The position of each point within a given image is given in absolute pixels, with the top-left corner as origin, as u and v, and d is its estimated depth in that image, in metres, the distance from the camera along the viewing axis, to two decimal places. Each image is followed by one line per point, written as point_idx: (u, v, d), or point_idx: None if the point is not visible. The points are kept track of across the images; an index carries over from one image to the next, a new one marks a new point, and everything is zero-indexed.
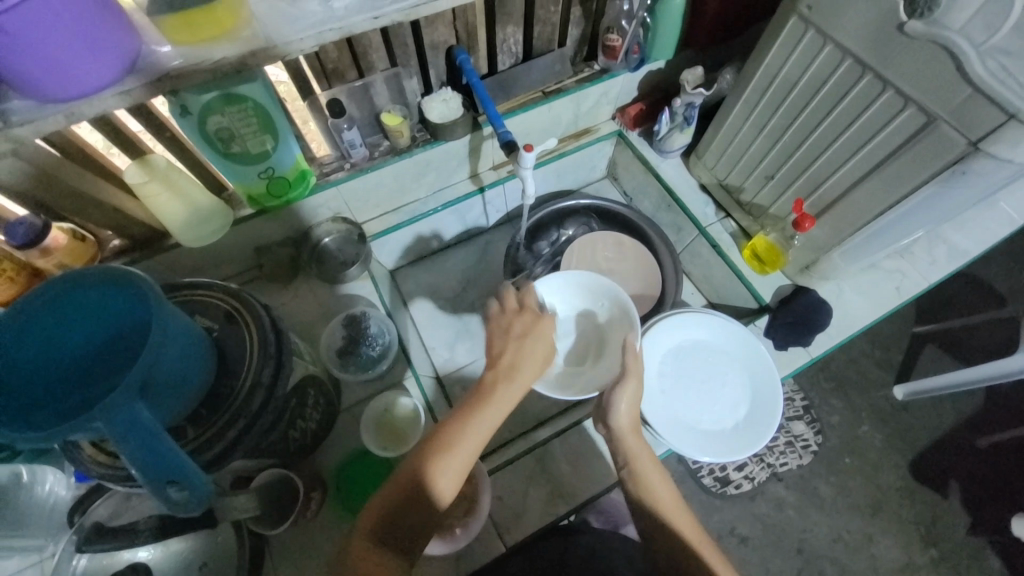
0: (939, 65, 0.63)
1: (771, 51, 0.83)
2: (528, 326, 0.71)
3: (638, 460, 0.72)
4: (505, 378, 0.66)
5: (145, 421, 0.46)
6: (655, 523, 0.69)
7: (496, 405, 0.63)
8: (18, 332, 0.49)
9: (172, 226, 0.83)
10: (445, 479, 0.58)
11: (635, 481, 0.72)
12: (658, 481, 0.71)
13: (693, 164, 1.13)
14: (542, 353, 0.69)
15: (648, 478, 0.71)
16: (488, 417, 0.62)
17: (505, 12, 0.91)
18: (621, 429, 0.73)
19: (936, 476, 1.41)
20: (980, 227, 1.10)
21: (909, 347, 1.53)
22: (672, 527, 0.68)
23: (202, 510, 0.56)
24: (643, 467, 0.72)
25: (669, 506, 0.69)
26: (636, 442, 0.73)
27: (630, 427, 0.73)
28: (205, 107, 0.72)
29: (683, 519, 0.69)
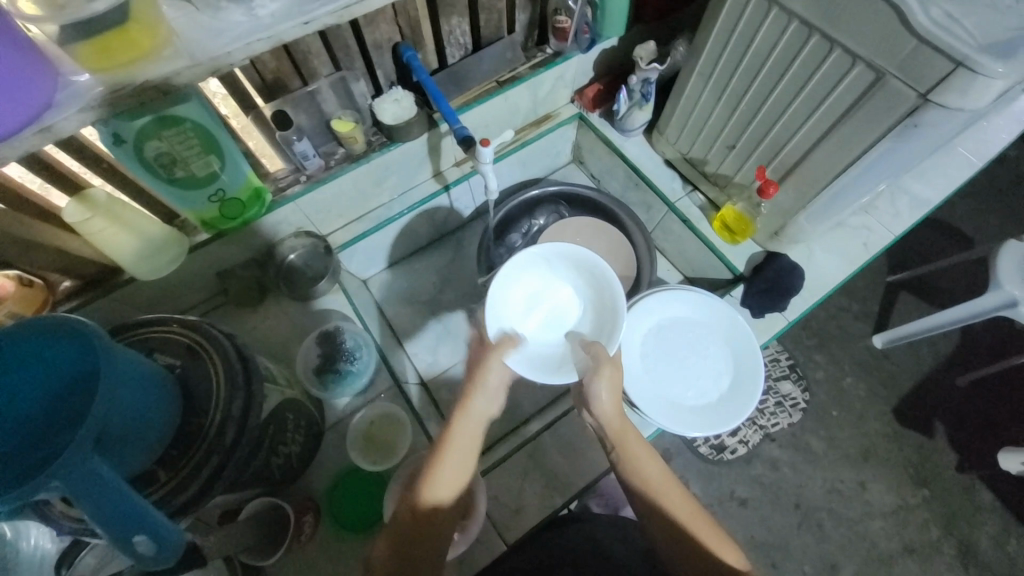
0: (884, 20, 0.63)
1: (719, 19, 0.81)
2: (477, 359, 0.73)
3: (628, 440, 0.72)
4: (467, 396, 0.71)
5: (105, 473, 0.44)
6: (639, 497, 0.70)
7: (462, 428, 0.70)
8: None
9: (123, 261, 0.79)
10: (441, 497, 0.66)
11: (626, 461, 0.71)
12: (648, 458, 0.71)
13: (656, 140, 1.12)
14: (493, 385, 0.71)
15: (637, 460, 0.71)
16: (459, 441, 0.69)
17: (447, 3, 0.88)
18: (606, 413, 0.72)
19: (920, 418, 1.45)
20: (939, 174, 1.11)
21: (884, 297, 1.57)
22: (661, 507, 0.68)
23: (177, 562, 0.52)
24: (632, 443, 0.72)
25: (660, 485, 0.70)
26: (622, 423, 0.72)
27: (615, 411, 0.72)
28: (140, 133, 0.69)
29: (674, 496, 0.69)
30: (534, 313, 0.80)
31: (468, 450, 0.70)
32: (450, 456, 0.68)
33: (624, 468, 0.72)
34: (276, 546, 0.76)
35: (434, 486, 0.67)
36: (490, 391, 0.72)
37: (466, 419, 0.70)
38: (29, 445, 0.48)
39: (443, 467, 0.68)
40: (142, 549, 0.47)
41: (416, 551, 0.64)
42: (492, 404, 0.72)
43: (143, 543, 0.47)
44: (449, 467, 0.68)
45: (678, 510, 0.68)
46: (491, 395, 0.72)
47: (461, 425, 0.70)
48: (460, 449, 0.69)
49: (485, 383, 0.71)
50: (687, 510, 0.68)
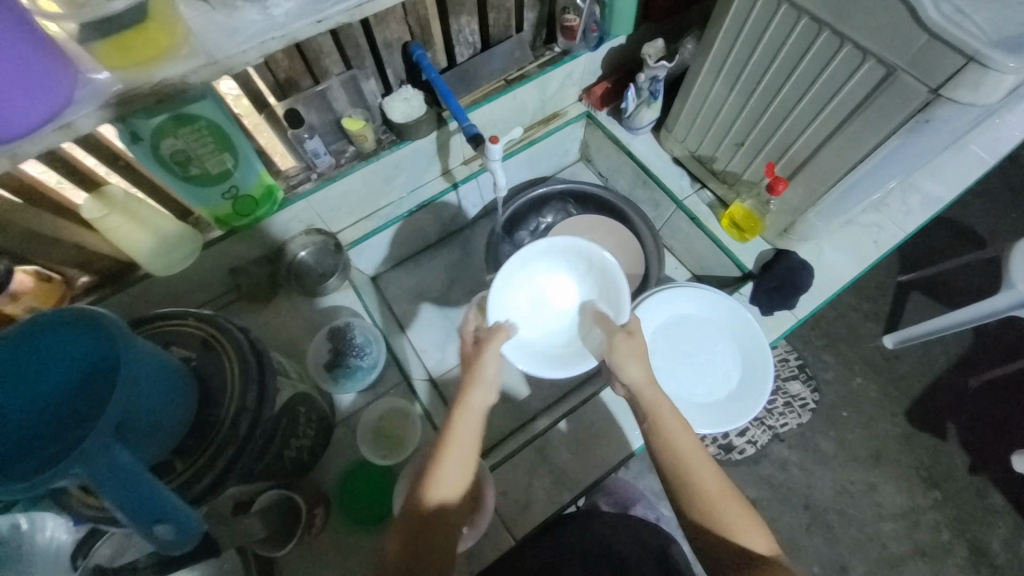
0: (896, 15, 0.63)
1: (729, 16, 0.81)
2: (471, 357, 0.74)
3: (660, 410, 0.70)
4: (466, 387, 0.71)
5: (126, 461, 0.45)
6: (673, 477, 0.69)
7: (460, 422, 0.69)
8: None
9: (140, 257, 0.81)
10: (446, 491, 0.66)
11: (658, 433, 0.70)
12: (680, 433, 0.69)
13: (664, 138, 1.12)
14: (491, 376, 0.72)
15: (669, 433, 0.69)
16: (455, 437, 0.68)
17: (456, 2, 0.89)
18: (636, 384, 0.71)
19: (931, 419, 1.44)
20: (951, 171, 1.10)
21: (895, 297, 1.55)
22: (696, 487, 0.67)
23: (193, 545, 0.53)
24: (665, 419, 0.70)
25: (694, 462, 0.68)
26: (655, 394, 0.70)
27: (647, 380, 0.70)
28: (156, 131, 0.70)
29: (707, 472, 0.68)
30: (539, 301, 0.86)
31: (468, 443, 0.69)
32: (454, 449, 0.68)
33: (656, 440, 0.70)
34: (286, 540, 0.77)
35: (437, 487, 0.66)
36: (489, 383, 0.72)
37: (466, 411, 0.70)
38: (50, 433, 0.49)
39: (446, 460, 0.67)
40: (161, 535, 0.48)
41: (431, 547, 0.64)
42: (492, 392, 0.73)
43: (163, 530, 0.49)
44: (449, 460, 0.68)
45: (708, 487, 0.67)
46: (490, 386, 0.72)
47: (460, 419, 0.70)
48: (458, 443, 0.68)
49: (482, 375, 0.71)
50: (718, 487, 0.67)
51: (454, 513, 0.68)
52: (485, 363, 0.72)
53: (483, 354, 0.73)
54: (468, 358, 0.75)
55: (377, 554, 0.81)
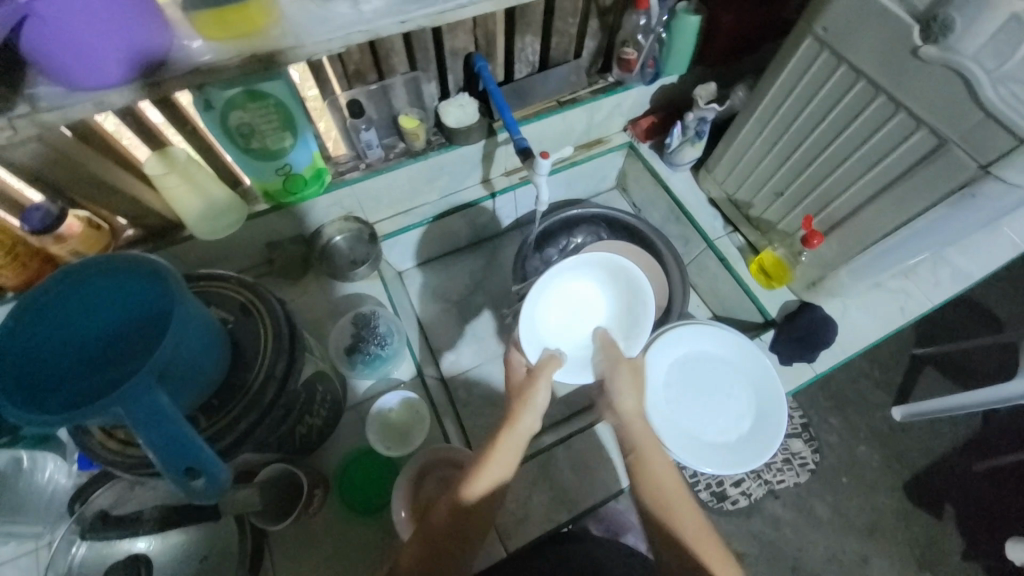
0: (954, 90, 0.65)
1: (785, 70, 0.84)
2: (521, 389, 0.76)
3: (644, 448, 0.72)
4: (518, 407, 0.74)
5: (164, 407, 0.46)
6: (651, 518, 0.68)
7: (505, 443, 0.71)
8: (39, 311, 0.49)
9: (189, 218, 0.84)
10: (480, 496, 0.67)
11: (641, 465, 0.71)
12: (661, 467, 0.71)
13: (703, 178, 1.14)
14: (540, 404, 0.74)
15: (650, 462, 0.71)
16: (501, 457, 0.70)
17: (524, 21, 0.93)
18: (627, 414, 0.75)
19: (933, 498, 1.41)
20: (982, 251, 1.11)
21: (908, 369, 1.54)
22: (670, 526, 0.66)
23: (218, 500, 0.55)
24: (648, 450, 0.72)
25: (671, 495, 0.69)
26: (644, 428, 0.74)
27: (638, 411, 0.75)
28: (228, 102, 0.73)
29: (688, 515, 0.67)
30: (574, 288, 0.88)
31: (510, 464, 0.70)
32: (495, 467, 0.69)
33: (636, 471, 0.71)
34: (285, 514, 0.77)
35: (478, 485, 0.68)
36: (538, 411, 0.74)
37: (513, 433, 0.72)
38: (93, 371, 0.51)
39: (487, 473, 0.69)
40: (195, 483, 0.50)
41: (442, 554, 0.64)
42: (536, 423, 0.74)
43: (198, 478, 0.51)
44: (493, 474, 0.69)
45: (687, 525, 0.66)
46: (538, 413, 0.74)
47: (505, 438, 0.72)
48: (502, 461, 0.70)
49: (533, 402, 0.74)
50: (696, 525, 0.66)
51: (483, 522, 0.69)
52: (537, 391, 0.75)
53: (534, 383, 0.76)
54: (518, 387, 0.77)
55: (367, 545, 0.81)
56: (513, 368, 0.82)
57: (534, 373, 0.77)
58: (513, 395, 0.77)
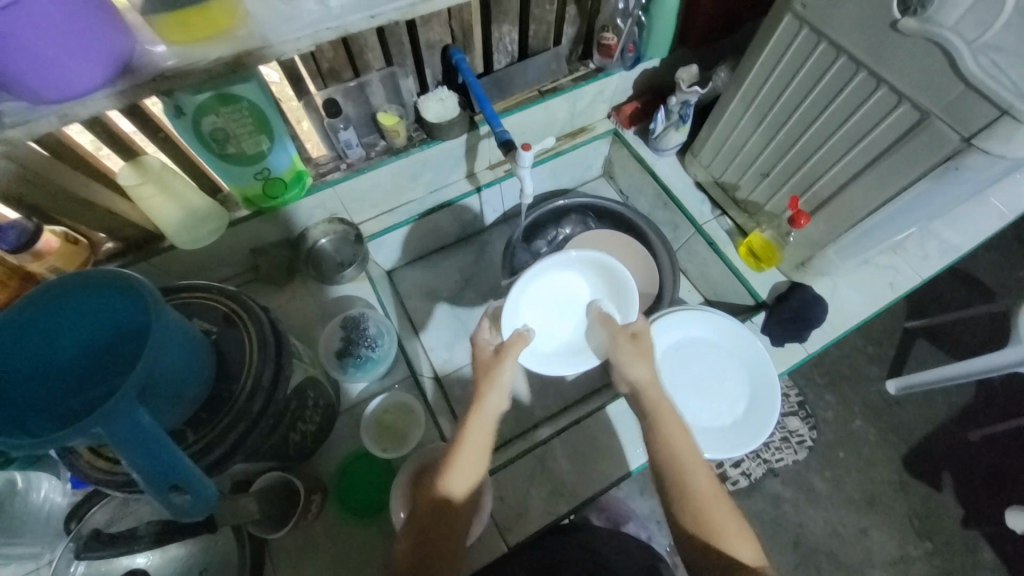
0: (934, 62, 0.64)
1: (766, 49, 0.83)
2: (486, 368, 0.74)
3: (661, 414, 0.71)
4: (486, 388, 0.73)
5: (147, 426, 0.46)
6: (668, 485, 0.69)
7: (474, 427, 0.71)
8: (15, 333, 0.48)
9: (167, 228, 0.82)
10: (458, 484, 0.70)
11: (657, 430, 0.71)
12: (677, 430, 0.70)
13: (689, 162, 1.13)
14: (506, 383, 0.74)
15: (665, 431, 0.70)
16: (470, 441, 0.70)
17: (500, 11, 0.91)
18: (640, 382, 0.73)
19: (928, 469, 1.43)
20: (970, 222, 1.11)
21: (900, 343, 1.55)
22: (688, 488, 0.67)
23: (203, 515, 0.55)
24: (665, 415, 0.71)
25: (688, 464, 0.68)
26: (658, 391, 0.73)
27: (651, 379, 0.73)
28: (199, 108, 0.71)
29: (704, 473, 0.68)
30: (581, 285, 0.90)
31: (480, 447, 0.71)
32: (466, 453, 0.70)
33: (650, 438, 0.71)
34: (284, 522, 0.77)
35: (452, 480, 0.70)
36: (504, 391, 0.74)
37: (482, 417, 0.72)
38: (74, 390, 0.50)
39: (459, 465, 0.70)
40: (178, 500, 0.50)
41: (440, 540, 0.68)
42: (504, 398, 0.74)
43: (180, 496, 0.51)
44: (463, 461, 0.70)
45: (700, 487, 0.67)
46: (503, 389, 0.74)
47: (474, 423, 0.72)
48: (472, 445, 0.70)
49: (499, 381, 0.73)
50: (709, 489, 0.67)
51: (462, 512, 0.71)
52: (503, 372, 0.74)
53: (501, 362, 0.74)
54: (484, 364, 0.75)
55: (369, 546, 0.81)
56: (477, 346, 0.78)
57: (500, 352, 0.75)
58: (479, 375, 0.75)
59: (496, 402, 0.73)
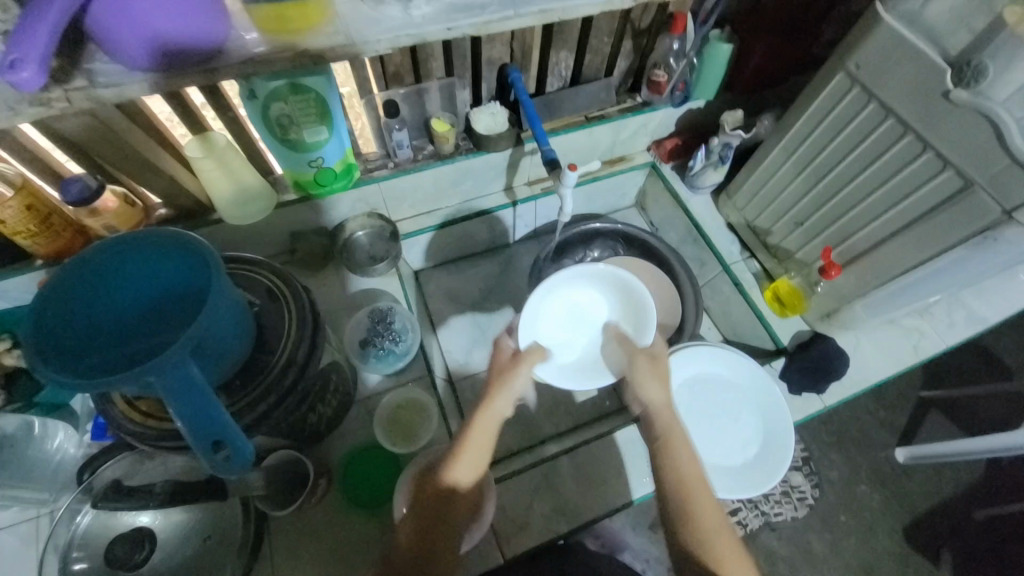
0: (982, 134, 0.66)
1: (815, 102, 0.85)
2: (500, 373, 0.77)
3: (672, 437, 0.70)
4: (493, 389, 0.75)
5: (194, 379, 0.48)
6: (674, 515, 0.67)
7: (479, 423, 0.71)
8: (90, 276, 0.53)
9: (219, 200, 0.86)
10: (461, 478, 0.69)
11: (666, 457, 0.69)
12: (685, 455, 0.68)
13: (722, 203, 1.14)
14: (516, 390, 0.75)
15: (674, 455, 0.69)
16: (475, 437, 0.71)
17: (561, 38, 0.95)
18: (654, 405, 0.73)
19: (931, 544, 1.39)
20: (998, 296, 1.11)
21: (914, 410, 1.53)
22: (693, 515, 0.65)
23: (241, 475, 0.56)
24: (675, 443, 0.69)
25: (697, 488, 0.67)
26: (669, 418, 0.72)
27: (664, 403, 0.73)
28: (272, 93, 0.75)
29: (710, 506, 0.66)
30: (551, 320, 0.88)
31: (484, 443, 0.71)
32: (467, 449, 0.70)
33: (660, 462, 0.70)
34: (288, 502, 0.78)
35: (458, 469, 0.70)
36: (513, 396, 0.75)
37: (487, 420, 0.72)
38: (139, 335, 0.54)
39: (464, 457, 0.70)
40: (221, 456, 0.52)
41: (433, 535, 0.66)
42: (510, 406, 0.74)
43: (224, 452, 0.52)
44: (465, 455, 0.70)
45: (703, 520, 0.65)
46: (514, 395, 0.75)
47: (479, 423, 0.72)
48: (479, 437, 0.71)
49: (510, 385, 0.75)
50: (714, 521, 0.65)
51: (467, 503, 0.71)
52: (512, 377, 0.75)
53: (517, 367, 0.76)
54: (499, 368, 0.78)
55: (367, 539, 0.81)
56: (499, 349, 0.82)
57: (509, 361, 0.78)
58: (494, 376, 0.78)
59: (504, 405, 0.74)
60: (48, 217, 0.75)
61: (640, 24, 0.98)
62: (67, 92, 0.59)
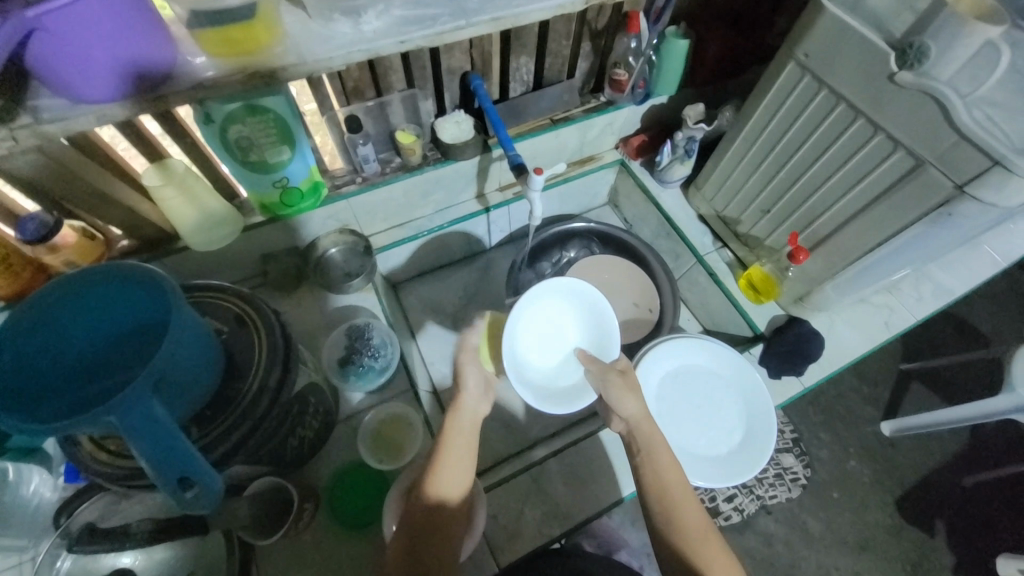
0: (928, 113, 0.68)
1: (771, 92, 0.87)
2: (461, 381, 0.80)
3: (653, 448, 0.73)
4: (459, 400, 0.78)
5: (157, 416, 0.47)
6: (657, 521, 0.69)
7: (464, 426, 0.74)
8: (42, 313, 0.51)
9: (181, 229, 0.84)
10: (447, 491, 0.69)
11: (649, 466, 0.72)
12: (670, 469, 0.71)
13: (692, 195, 1.16)
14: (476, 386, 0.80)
15: (658, 466, 0.72)
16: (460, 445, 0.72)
17: (519, 43, 0.95)
18: (632, 418, 0.75)
19: (921, 513, 1.42)
20: (962, 267, 1.14)
21: (896, 384, 1.56)
22: (677, 516, 0.67)
23: (212, 510, 0.55)
24: (657, 451, 0.72)
25: (680, 494, 0.69)
26: (650, 428, 0.75)
27: (644, 414, 0.75)
28: (228, 116, 0.74)
29: (689, 506, 0.68)
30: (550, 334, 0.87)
31: (464, 452, 0.72)
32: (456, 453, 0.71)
33: (645, 474, 0.72)
34: (275, 528, 0.77)
35: (438, 480, 0.69)
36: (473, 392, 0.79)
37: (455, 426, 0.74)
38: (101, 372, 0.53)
39: (443, 467, 0.70)
40: (188, 494, 0.51)
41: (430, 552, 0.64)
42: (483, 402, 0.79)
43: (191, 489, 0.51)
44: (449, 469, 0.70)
45: (688, 521, 0.67)
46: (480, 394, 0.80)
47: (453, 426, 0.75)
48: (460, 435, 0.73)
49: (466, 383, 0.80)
50: (699, 524, 0.67)
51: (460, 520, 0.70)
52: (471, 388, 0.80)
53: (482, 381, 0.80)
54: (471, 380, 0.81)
55: (358, 559, 0.80)
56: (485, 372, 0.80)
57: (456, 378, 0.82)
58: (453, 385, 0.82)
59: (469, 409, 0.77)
60: (5, 257, 0.73)
61: (596, 25, 0.99)
62: (14, 131, 0.58)
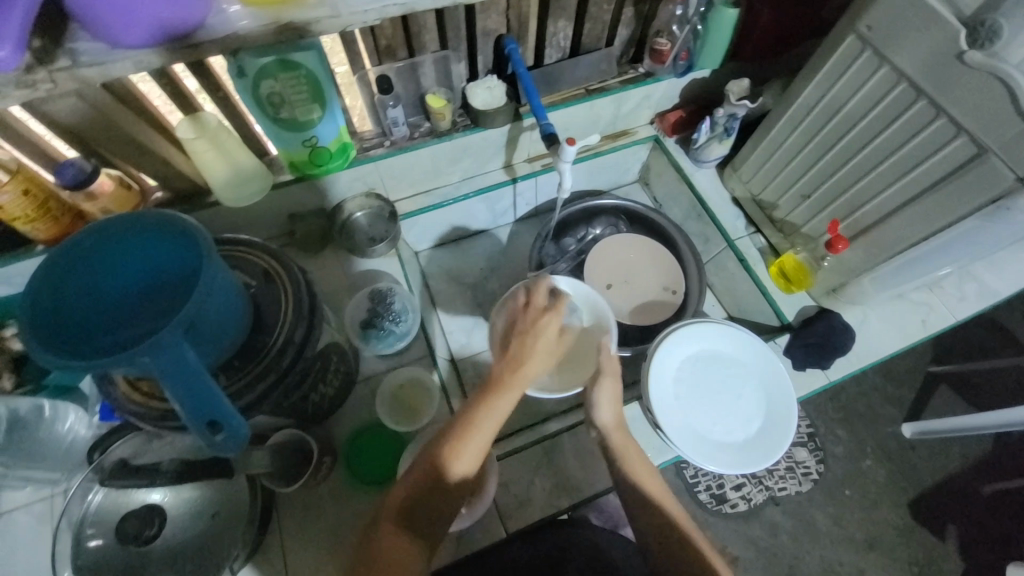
0: (997, 97, 0.63)
1: (824, 69, 0.82)
2: (531, 322, 0.72)
3: (627, 455, 0.75)
4: (509, 371, 0.68)
5: (189, 362, 0.49)
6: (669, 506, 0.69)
7: (505, 398, 0.66)
8: (79, 254, 0.53)
9: (215, 183, 0.85)
10: (463, 467, 0.63)
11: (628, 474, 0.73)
12: (645, 474, 0.73)
13: (727, 176, 1.12)
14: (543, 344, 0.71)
15: (635, 472, 0.73)
16: (501, 407, 0.66)
17: (559, 6, 0.91)
18: (605, 426, 0.76)
19: (936, 517, 1.39)
20: (1012, 268, 1.08)
21: (923, 386, 1.51)
22: (665, 512, 0.70)
23: (238, 454, 0.57)
24: (631, 457, 0.74)
25: (661, 498, 0.72)
26: (621, 436, 0.76)
27: (615, 423, 0.77)
28: (261, 70, 0.74)
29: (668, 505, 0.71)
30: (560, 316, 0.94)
31: (490, 427, 0.65)
32: (484, 420, 0.65)
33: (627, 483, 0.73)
34: (294, 479, 0.80)
35: (459, 455, 0.63)
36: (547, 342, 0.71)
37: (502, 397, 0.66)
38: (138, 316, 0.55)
39: (467, 446, 0.64)
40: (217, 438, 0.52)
41: (425, 511, 0.62)
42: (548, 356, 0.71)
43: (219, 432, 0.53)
44: (473, 444, 0.64)
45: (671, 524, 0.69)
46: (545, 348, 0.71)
47: (500, 393, 0.67)
48: (495, 412, 0.66)
49: (544, 336, 0.71)
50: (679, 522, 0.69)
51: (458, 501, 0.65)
52: (529, 367, 0.68)
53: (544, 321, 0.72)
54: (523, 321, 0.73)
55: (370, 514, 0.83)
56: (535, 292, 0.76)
57: (515, 353, 0.70)
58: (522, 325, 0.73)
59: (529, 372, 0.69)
60: (46, 202, 0.76)
61: None
62: (52, 73, 0.58)
